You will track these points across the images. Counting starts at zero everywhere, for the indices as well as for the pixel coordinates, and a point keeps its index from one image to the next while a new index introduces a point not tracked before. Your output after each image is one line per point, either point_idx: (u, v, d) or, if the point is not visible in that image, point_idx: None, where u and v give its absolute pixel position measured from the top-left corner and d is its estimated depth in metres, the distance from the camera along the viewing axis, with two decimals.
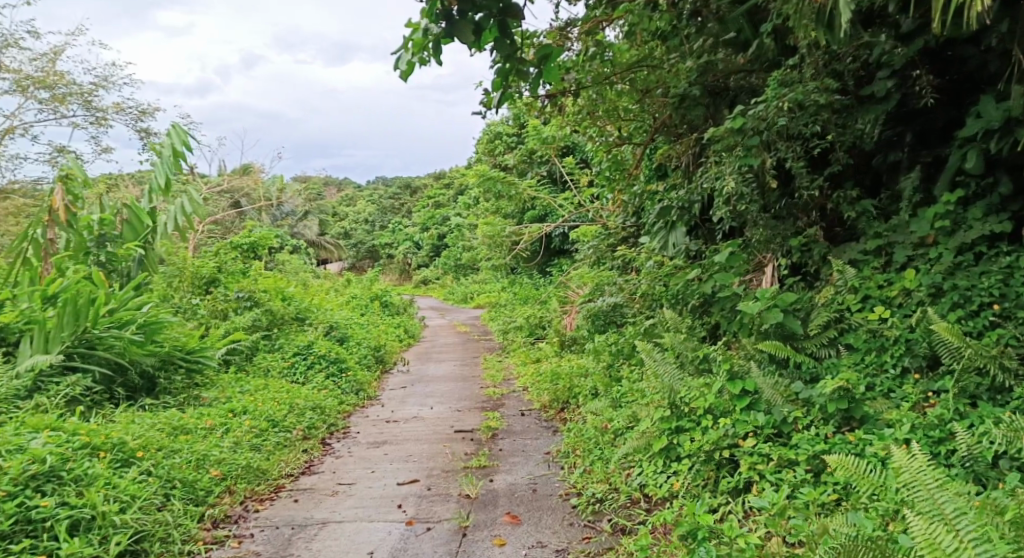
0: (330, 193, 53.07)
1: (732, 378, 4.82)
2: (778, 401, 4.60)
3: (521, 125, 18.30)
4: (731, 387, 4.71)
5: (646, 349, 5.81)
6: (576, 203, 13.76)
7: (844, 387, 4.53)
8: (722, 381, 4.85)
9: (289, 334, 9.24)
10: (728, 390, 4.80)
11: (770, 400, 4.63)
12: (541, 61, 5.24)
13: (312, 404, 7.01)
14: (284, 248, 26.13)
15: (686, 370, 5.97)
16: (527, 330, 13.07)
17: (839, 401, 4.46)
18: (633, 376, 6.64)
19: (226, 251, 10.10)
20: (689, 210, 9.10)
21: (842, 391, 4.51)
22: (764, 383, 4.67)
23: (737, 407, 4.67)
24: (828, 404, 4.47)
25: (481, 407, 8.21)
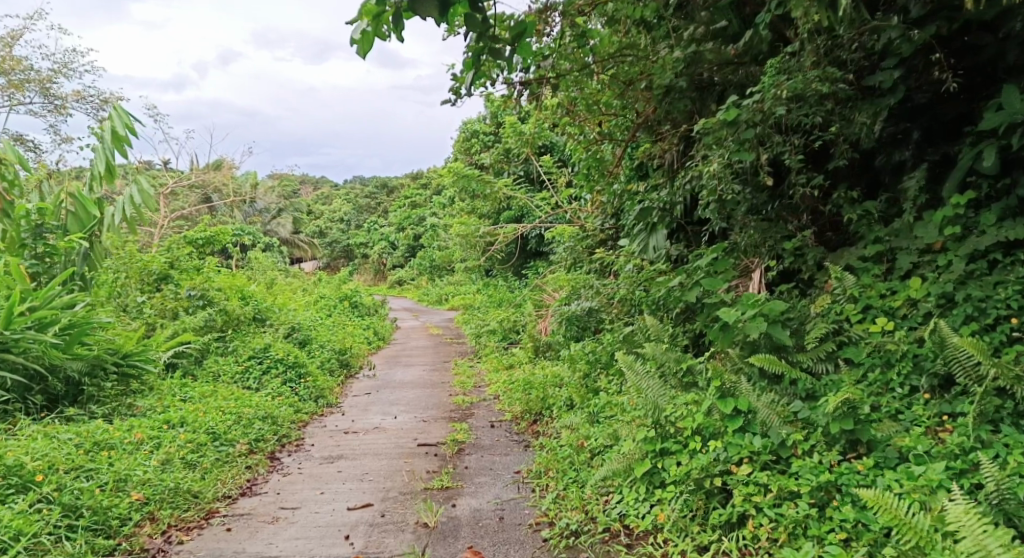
0: (304, 191, 52.22)
1: (722, 396, 4.32)
2: (774, 421, 4.08)
3: (498, 123, 17.80)
4: (722, 407, 4.22)
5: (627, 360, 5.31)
6: (553, 204, 13.27)
7: (848, 405, 4.03)
8: (712, 399, 4.35)
9: (244, 336, 8.66)
10: (719, 409, 4.31)
11: (766, 421, 4.12)
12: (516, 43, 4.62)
13: (263, 414, 6.45)
14: (253, 246, 25.42)
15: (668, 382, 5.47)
16: (500, 335, 12.54)
17: (843, 421, 3.97)
18: (612, 388, 6.14)
19: (180, 246, 9.50)
20: (671, 212, 8.68)
21: (846, 409, 4.02)
22: (759, 401, 4.16)
23: (730, 429, 4.17)
24: (832, 425, 3.98)
25: (448, 417, 7.67)
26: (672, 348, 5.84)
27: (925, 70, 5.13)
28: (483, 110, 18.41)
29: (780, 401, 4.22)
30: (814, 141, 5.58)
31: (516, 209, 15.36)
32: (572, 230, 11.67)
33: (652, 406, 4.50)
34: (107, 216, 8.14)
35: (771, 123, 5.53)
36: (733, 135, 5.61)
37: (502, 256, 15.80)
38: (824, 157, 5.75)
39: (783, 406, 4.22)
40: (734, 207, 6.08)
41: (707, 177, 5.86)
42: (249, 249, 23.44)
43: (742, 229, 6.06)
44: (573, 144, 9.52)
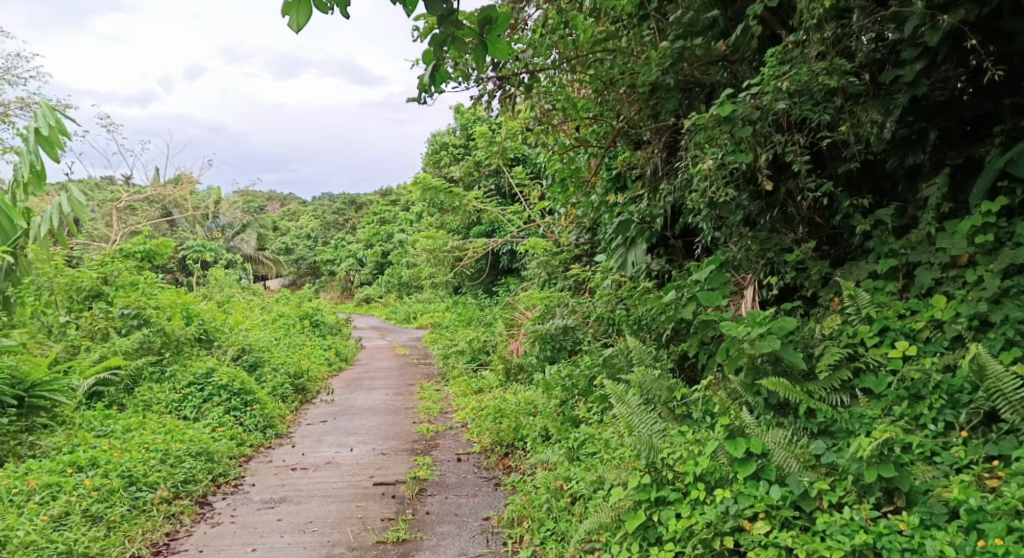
0: (271, 207, 51.14)
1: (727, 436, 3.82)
2: (795, 467, 3.67)
3: (468, 134, 17.14)
4: (731, 450, 3.74)
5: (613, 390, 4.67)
6: (525, 218, 12.60)
7: (882, 445, 3.57)
8: (718, 440, 3.87)
9: (184, 360, 7.86)
10: (726, 452, 3.82)
11: (782, 466, 3.70)
12: (479, 28, 3.78)
13: (195, 448, 5.69)
14: (214, 262, 24.49)
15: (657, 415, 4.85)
16: (469, 356, 11.82)
17: (881, 468, 3.51)
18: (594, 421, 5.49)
19: (115, 260, 8.73)
20: (652, 225, 8.07)
21: (880, 452, 3.55)
22: (775, 443, 3.75)
23: (740, 478, 3.71)
24: (868, 472, 3.51)
25: (410, 448, 6.93)
26: (662, 375, 5.18)
27: (949, 61, 4.51)
28: (454, 122, 17.75)
29: (798, 442, 3.79)
30: (820, 141, 4.97)
31: (486, 223, 14.68)
32: (545, 245, 10.99)
33: (645, 444, 4.01)
34: (33, 228, 7.29)
35: (770, 121, 4.90)
36: (729, 134, 4.97)
37: (473, 273, 15.11)
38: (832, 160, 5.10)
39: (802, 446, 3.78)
40: (727, 216, 5.43)
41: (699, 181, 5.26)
42: (208, 266, 22.52)
43: (740, 241, 5.43)
44: (545, 153, 8.88)
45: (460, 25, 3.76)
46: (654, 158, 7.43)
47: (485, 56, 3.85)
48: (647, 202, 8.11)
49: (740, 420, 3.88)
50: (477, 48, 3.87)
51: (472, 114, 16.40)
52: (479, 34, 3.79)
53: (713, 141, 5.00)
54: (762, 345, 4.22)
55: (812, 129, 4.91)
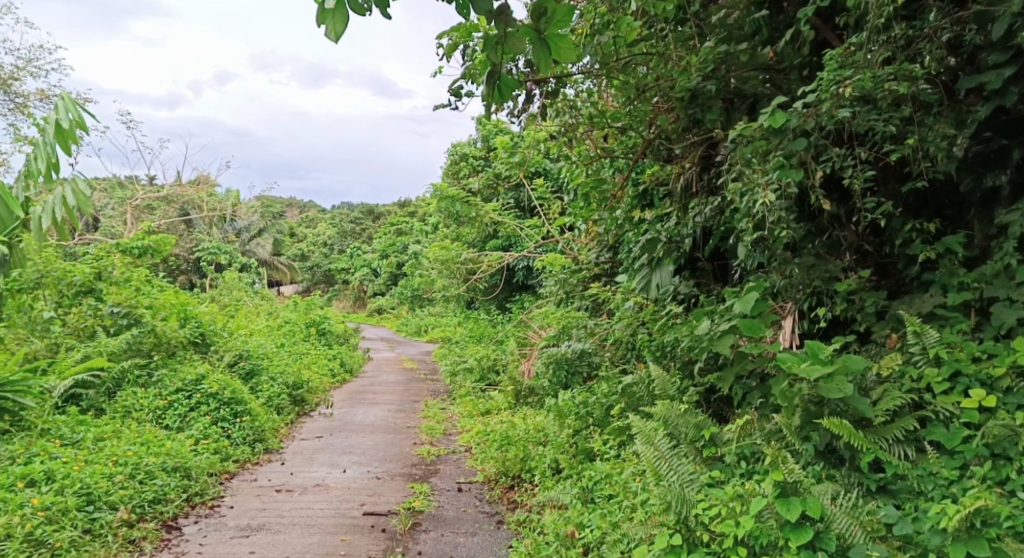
0: (289, 213, 50.92)
1: (778, 494, 3.55)
2: (860, 538, 3.39)
3: (490, 146, 16.67)
4: (785, 513, 3.45)
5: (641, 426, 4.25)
6: (543, 233, 12.09)
7: (971, 521, 3.29)
8: (768, 498, 3.56)
9: (174, 364, 7.37)
10: (777, 513, 3.51)
11: (846, 534, 3.43)
12: (535, 23, 3.27)
13: (168, 462, 5.17)
14: (228, 265, 24.11)
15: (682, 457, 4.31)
16: (477, 374, 11.28)
17: (972, 546, 3.25)
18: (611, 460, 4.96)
19: (109, 255, 8.24)
20: (680, 246, 7.56)
21: (969, 529, 3.28)
22: (838, 508, 3.48)
23: (795, 545, 3.38)
24: (954, 550, 3.26)
25: (408, 473, 6.42)
26: (691, 410, 4.65)
27: None
28: (476, 133, 17.30)
29: (865, 507, 3.52)
30: (883, 157, 4.42)
31: (503, 237, 14.18)
32: (563, 263, 10.46)
33: (677, 496, 3.78)
34: (34, 219, 6.59)
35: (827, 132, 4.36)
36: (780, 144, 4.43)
37: (487, 288, 14.61)
38: (897, 177, 4.53)
39: (870, 513, 3.52)
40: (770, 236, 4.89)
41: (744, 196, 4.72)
42: (219, 268, 22.13)
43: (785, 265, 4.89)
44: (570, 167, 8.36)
45: (514, 20, 3.28)
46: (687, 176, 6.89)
47: (546, 56, 3.30)
48: (676, 220, 7.59)
49: (795, 476, 3.58)
50: (540, 50, 3.32)
51: (494, 125, 15.94)
52: (536, 31, 3.27)
53: (760, 151, 4.47)
54: (830, 388, 3.76)
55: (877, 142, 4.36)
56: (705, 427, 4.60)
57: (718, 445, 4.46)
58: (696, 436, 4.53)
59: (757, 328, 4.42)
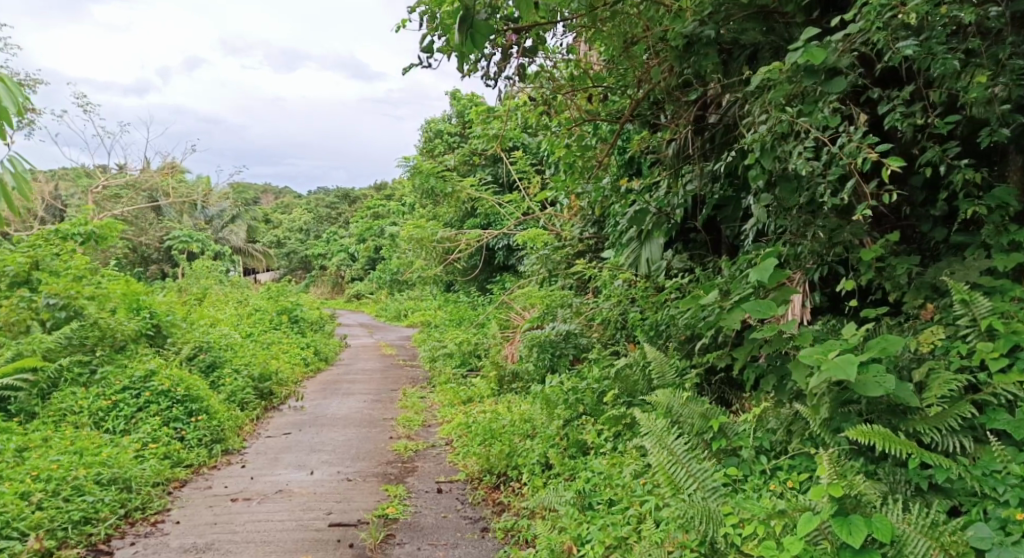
0: (263, 200, 49.86)
1: (835, 513, 3.19)
2: None
3: (465, 121, 16.00)
4: (847, 536, 3.09)
5: (651, 426, 3.87)
6: (523, 209, 11.48)
7: None
8: (824, 516, 3.21)
9: (121, 360, 6.74)
10: (835, 535, 3.17)
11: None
12: None
13: (94, 472, 4.60)
14: (200, 254, 23.30)
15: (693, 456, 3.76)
16: (458, 360, 10.66)
17: None
18: (609, 459, 4.44)
19: (48, 244, 7.57)
20: (671, 217, 7.04)
21: None
22: (910, 527, 3.12)
23: None
24: None
25: (385, 470, 5.86)
26: (694, 396, 4.11)
27: None
28: (451, 109, 16.62)
29: (941, 523, 3.13)
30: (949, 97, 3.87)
31: (481, 215, 13.54)
32: (545, 239, 9.87)
33: (703, 513, 3.43)
34: None
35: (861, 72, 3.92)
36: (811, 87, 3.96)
37: (466, 268, 13.99)
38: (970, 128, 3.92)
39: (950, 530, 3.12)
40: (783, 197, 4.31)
41: (758, 152, 4.16)
42: (189, 257, 21.29)
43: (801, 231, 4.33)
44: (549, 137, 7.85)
45: None
46: (685, 141, 6.32)
47: None
48: (667, 188, 7.01)
49: (859, 491, 3.23)
50: None
51: (468, 99, 15.28)
52: None
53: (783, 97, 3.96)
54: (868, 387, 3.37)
55: (929, 77, 3.90)
56: (712, 416, 4.05)
57: (730, 437, 3.96)
58: (703, 428, 4.02)
59: (768, 310, 3.82)
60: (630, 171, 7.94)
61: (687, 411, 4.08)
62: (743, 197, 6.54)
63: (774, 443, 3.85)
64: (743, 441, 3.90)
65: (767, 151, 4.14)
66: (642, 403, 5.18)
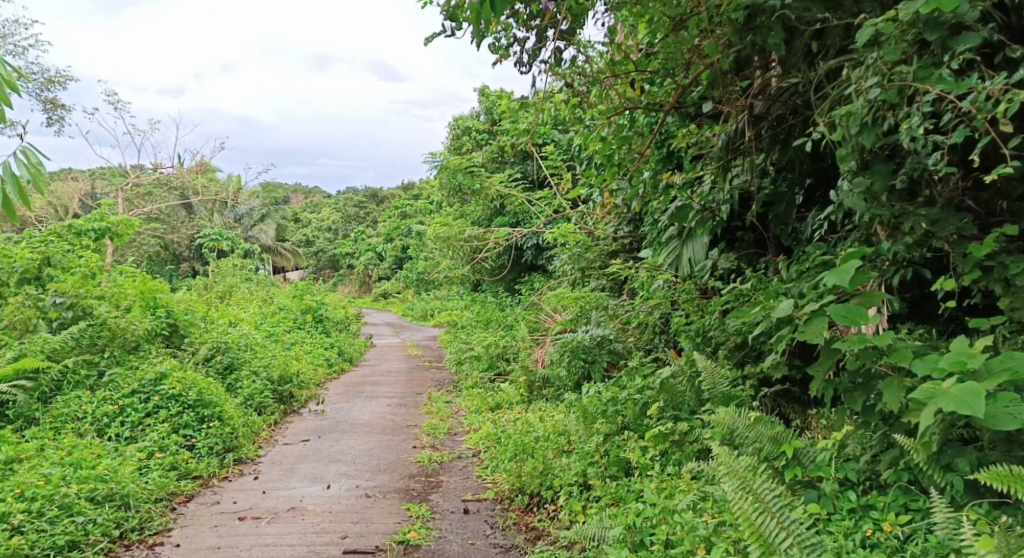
0: (291, 199, 49.86)
1: None
2: None
3: (495, 118, 15.56)
4: None
5: (730, 465, 3.57)
6: (555, 206, 11.01)
7: None
8: None
9: (132, 361, 6.39)
10: None
11: None
12: None
13: (84, 488, 4.33)
14: (228, 253, 23.05)
15: (771, 494, 3.39)
16: (485, 363, 10.19)
17: None
18: (660, 492, 4.02)
19: (58, 238, 7.21)
20: (717, 215, 6.59)
21: None
22: None
23: None
24: None
25: (412, 482, 5.49)
26: (762, 418, 3.95)
27: None
28: (480, 104, 16.14)
29: None
30: None
31: (510, 212, 13.09)
32: (578, 237, 9.41)
33: None
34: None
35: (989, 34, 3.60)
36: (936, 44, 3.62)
37: (493, 268, 13.56)
38: None
39: None
40: (876, 182, 3.95)
41: (855, 129, 3.82)
42: (217, 254, 21.00)
43: (891, 227, 3.95)
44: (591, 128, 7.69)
45: None
46: (751, 126, 5.87)
47: None
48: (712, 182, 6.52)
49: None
50: None
51: (498, 95, 14.83)
52: None
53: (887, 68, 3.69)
54: (998, 422, 3.07)
55: None
56: (783, 440, 3.88)
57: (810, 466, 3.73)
58: (772, 451, 3.85)
59: (856, 318, 3.37)
60: (672, 163, 7.47)
61: (754, 433, 3.90)
62: (799, 193, 6.15)
63: (858, 472, 3.67)
64: (825, 472, 3.69)
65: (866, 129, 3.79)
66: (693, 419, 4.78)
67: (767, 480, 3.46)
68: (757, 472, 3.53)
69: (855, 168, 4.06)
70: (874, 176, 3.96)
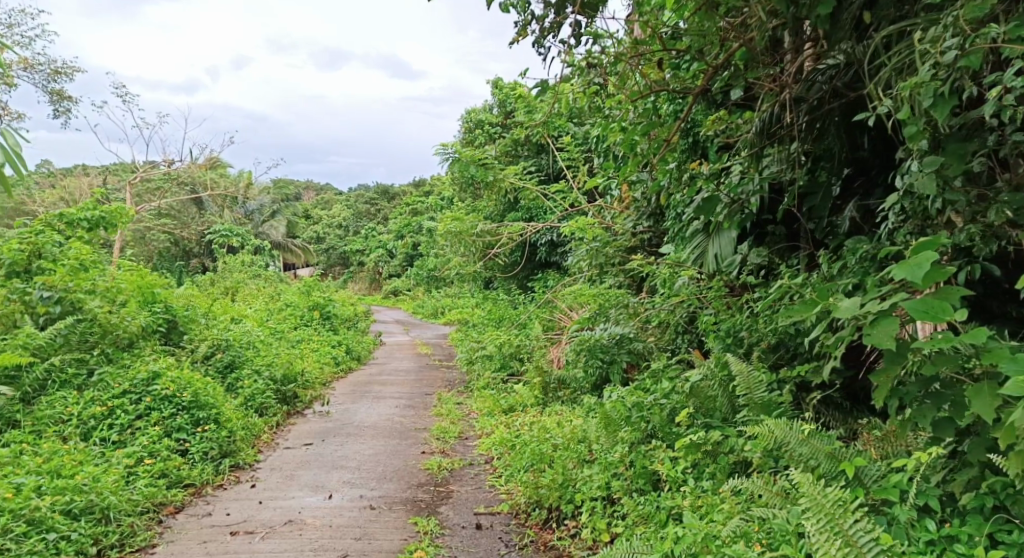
0: (303, 196, 49.62)
1: None
2: None
3: (509, 111, 15.16)
4: None
5: (813, 496, 3.33)
6: (571, 200, 10.63)
7: None
8: None
9: (124, 360, 6.03)
10: None
11: None
12: None
13: (59, 499, 4.06)
14: (238, 249, 22.74)
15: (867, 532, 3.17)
16: (497, 363, 9.77)
17: None
18: (699, 518, 3.70)
19: (49, 229, 6.85)
20: (746, 208, 6.13)
21: None
22: None
23: None
24: None
25: (422, 491, 5.14)
26: (816, 432, 3.81)
27: None
28: (493, 98, 15.75)
29: None
30: None
31: (523, 206, 12.70)
32: (596, 231, 9.01)
33: None
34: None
35: None
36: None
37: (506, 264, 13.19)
38: None
39: None
40: (949, 166, 3.64)
41: (929, 100, 3.56)
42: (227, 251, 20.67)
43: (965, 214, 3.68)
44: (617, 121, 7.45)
45: None
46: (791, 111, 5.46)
47: None
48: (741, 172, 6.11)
49: None
50: None
51: (512, 87, 14.43)
52: None
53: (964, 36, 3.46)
54: None
55: None
56: (842, 457, 3.70)
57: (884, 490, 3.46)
58: (829, 468, 3.66)
59: (936, 314, 2.99)
60: (697, 150, 7.05)
61: (809, 448, 3.74)
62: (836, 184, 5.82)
63: (935, 497, 3.38)
64: (897, 497, 3.43)
65: (940, 101, 3.53)
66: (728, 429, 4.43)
67: (859, 520, 3.22)
68: (847, 507, 3.27)
69: (925, 149, 3.74)
70: (948, 156, 3.68)
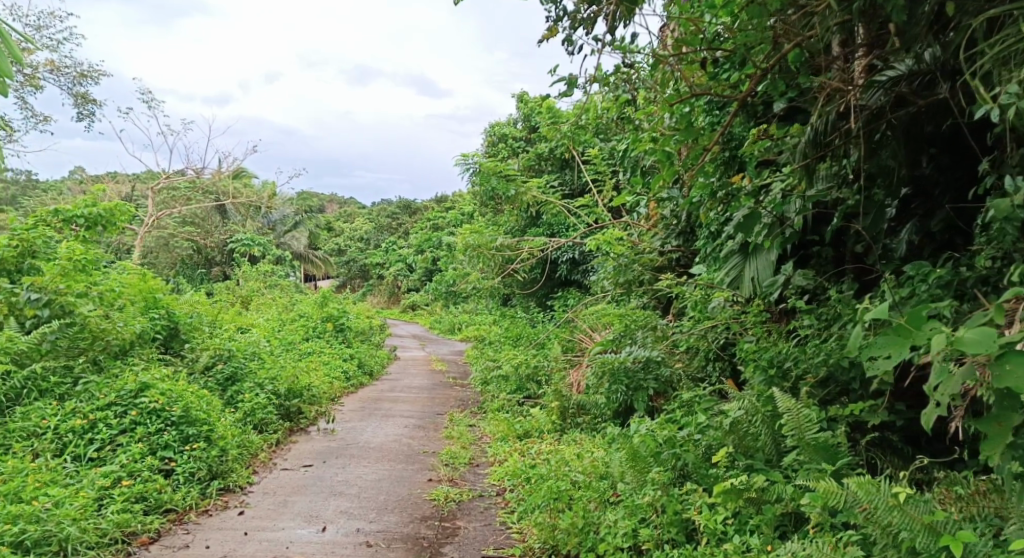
0: (324, 207, 49.62)
1: None
2: None
3: (534, 125, 14.76)
4: None
5: None
6: (597, 216, 10.20)
7: None
8: None
9: (113, 370, 5.61)
10: None
11: None
12: None
13: (8, 531, 3.77)
14: (256, 258, 22.43)
15: None
16: (514, 385, 9.27)
17: None
18: None
19: (44, 226, 6.45)
20: (786, 225, 5.73)
21: None
22: None
23: None
24: None
25: (429, 526, 4.68)
26: (910, 499, 3.37)
27: None
28: (518, 111, 15.34)
29: None
30: None
31: (546, 222, 12.27)
32: (622, 248, 8.54)
33: None
34: None
35: None
36: None
37: (526, 280, 12.74)
38: None
39: None
40: None
41: None
42: (246, 259, 20.32)
43: None
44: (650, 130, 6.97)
45: None
46: (851, 121, 5.01)
47: None
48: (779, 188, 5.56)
49: None
50: None
51: (538, 100, 14.03)
52: None
53: None
54: None
55: None
56: (942, 530, 3.24)
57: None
58: (927, 544, 3.22)
59: None
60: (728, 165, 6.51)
61: (902, 516, 3.31)
62: (892, 204, 5.40)
63: None
64: None
65: None
66: (776, 475, 3.96)
67: None
68: None
69: None
70: None
